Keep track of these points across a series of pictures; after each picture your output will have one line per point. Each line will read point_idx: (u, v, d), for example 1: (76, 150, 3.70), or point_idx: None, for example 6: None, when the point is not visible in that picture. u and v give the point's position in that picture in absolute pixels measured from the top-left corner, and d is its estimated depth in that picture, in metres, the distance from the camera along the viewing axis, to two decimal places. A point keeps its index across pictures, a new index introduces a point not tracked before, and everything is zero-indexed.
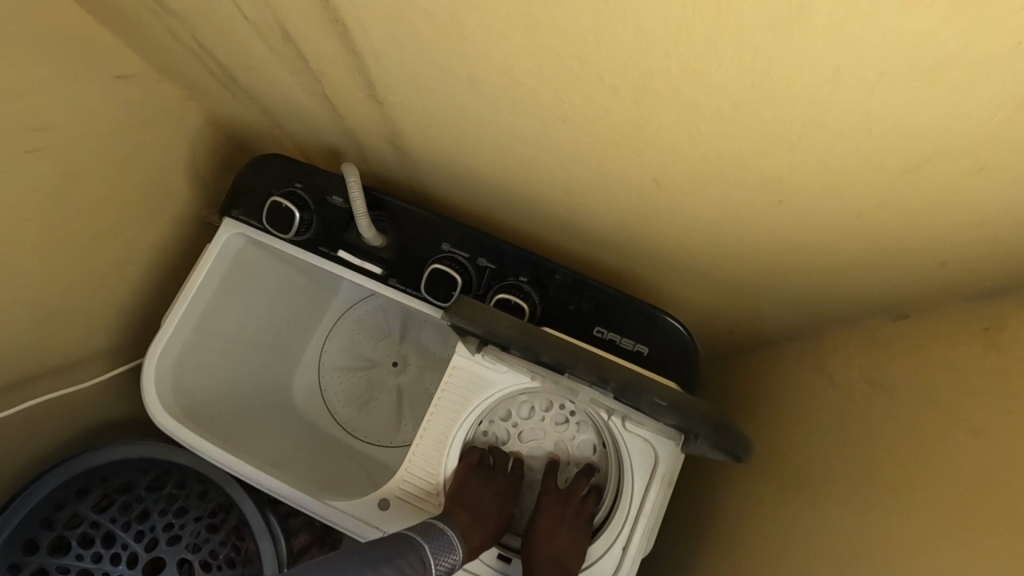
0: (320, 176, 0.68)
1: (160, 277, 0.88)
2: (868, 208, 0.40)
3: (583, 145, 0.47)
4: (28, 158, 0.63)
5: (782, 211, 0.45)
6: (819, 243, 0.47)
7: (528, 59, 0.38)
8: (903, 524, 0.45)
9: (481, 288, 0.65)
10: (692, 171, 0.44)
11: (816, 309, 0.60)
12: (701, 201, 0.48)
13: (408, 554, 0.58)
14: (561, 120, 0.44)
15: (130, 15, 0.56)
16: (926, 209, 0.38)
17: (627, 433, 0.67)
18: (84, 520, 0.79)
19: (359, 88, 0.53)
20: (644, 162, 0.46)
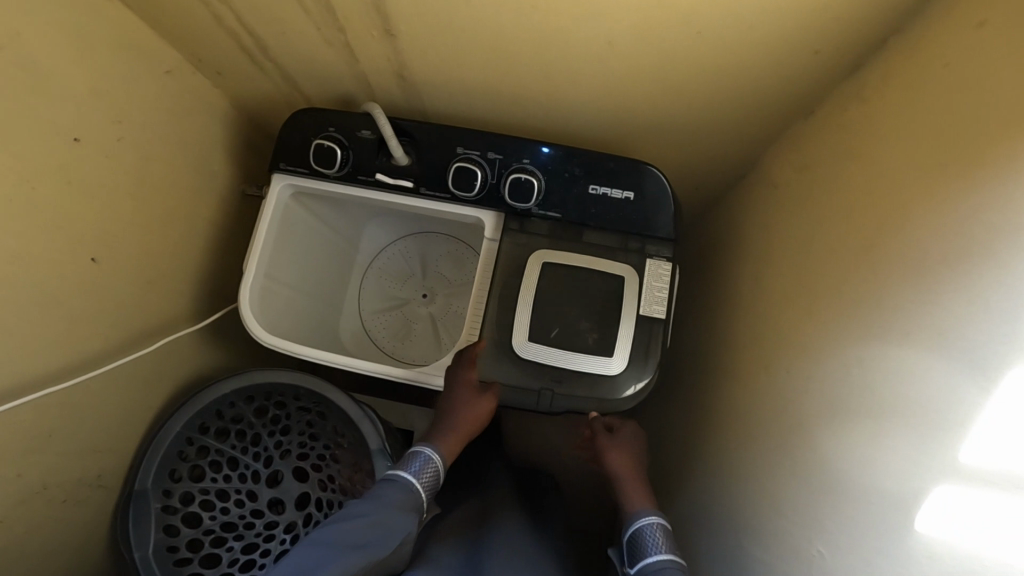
0: (347, 117, 0.85)
1: (224, 248, 1.03)
2: (758, 20, 0.58)
3: (553, 26, 0.63)
4: (120, 147, 0.77)
5: (702, 44, 0.62)
6: (734, 65, 0.65)
7: None
8: (825, 245, 0.64)
9: (495, 177, 0.83)
10: (634, 28, 0.61)
11: (751, 131, 0.78)
12: (648, 53, 0.65)
13: (418, 465, 0.71)
14: (534, 9, 0.61)
15: (182, 7, 0.71)
16: (793, 10, 0.56)
17: (612, 262, 0.84)
18: (211, 448, 0.96)
19: (376, 26, 0.68)
20: (598, 31, 0.63)
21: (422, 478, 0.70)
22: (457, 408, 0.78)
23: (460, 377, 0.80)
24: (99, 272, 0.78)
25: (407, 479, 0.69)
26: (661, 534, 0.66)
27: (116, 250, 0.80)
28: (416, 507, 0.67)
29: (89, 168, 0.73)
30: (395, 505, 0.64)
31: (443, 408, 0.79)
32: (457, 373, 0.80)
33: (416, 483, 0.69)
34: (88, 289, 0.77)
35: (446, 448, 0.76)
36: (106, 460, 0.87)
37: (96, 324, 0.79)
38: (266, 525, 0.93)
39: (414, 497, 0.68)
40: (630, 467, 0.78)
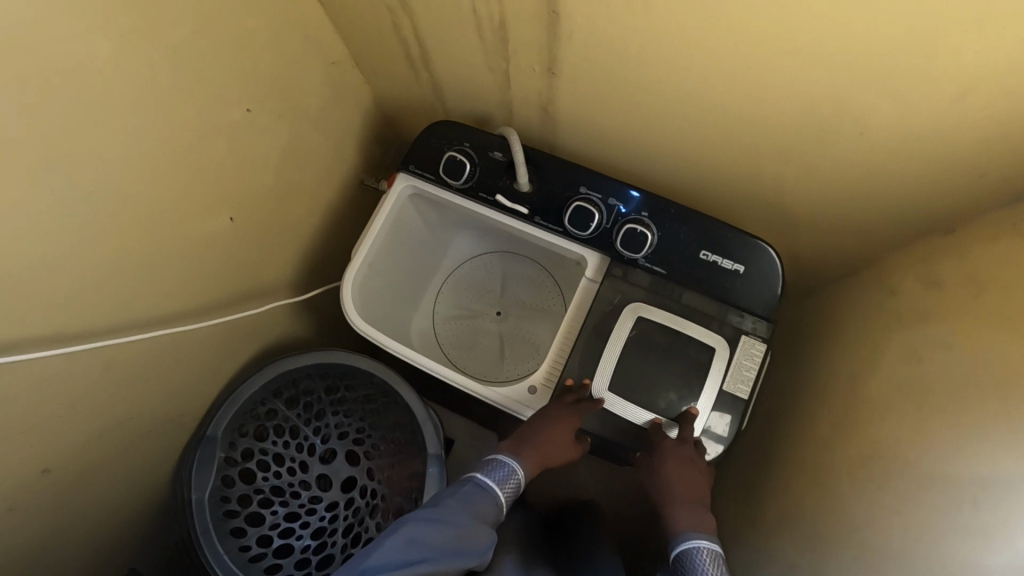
0: (483, 137, 0.89)
1: (333, 230, 1.09)
2: (927, 131, 0.58)
3: (716, 97, 0.65)
4: (278, 123, 0.84)
5: (860, 143, 0.63)
6: (887, 167, 0.65)
7: (691, 31, 0.57)
8: None
9: (610, 222, 0.85)
10: (798, 114, 0.62)
11: (879, 233, 0.77)
12: (802, 140, 0.66)
13: (500, 475, 0.72)
14: (703, 77, 0.63)
15: (368, 12, 0.77)
16: (968, 131, 0.56)
17: (707, 330, 0.83)
18: (278, 414, 1.01)
19: (541, 63, 0.72)
20: (761, 109, 0.64)
21: (504, 487, 0.71)
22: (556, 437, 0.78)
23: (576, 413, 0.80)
24: (232, 232, 0.84)
25: (490, 484, 0.70)
26: (710, 560, 0.63)
27: (250, 215, 0.86)
28: (496, 514, 0.68)
29: (250, 137, 0.80)
30: (477, 508, 0.65)
31: (537, 427, 0.78)
32: (558, 407, 0.80)
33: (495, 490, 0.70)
34: (219, 245, 0.83)
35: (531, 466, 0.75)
36: (189, 402, 0.92)
37: (216, 279, 0.85)
38: (311, 499, 0.99)
39: (495, 504, 0.68)
40: (690, 476, 0.75)
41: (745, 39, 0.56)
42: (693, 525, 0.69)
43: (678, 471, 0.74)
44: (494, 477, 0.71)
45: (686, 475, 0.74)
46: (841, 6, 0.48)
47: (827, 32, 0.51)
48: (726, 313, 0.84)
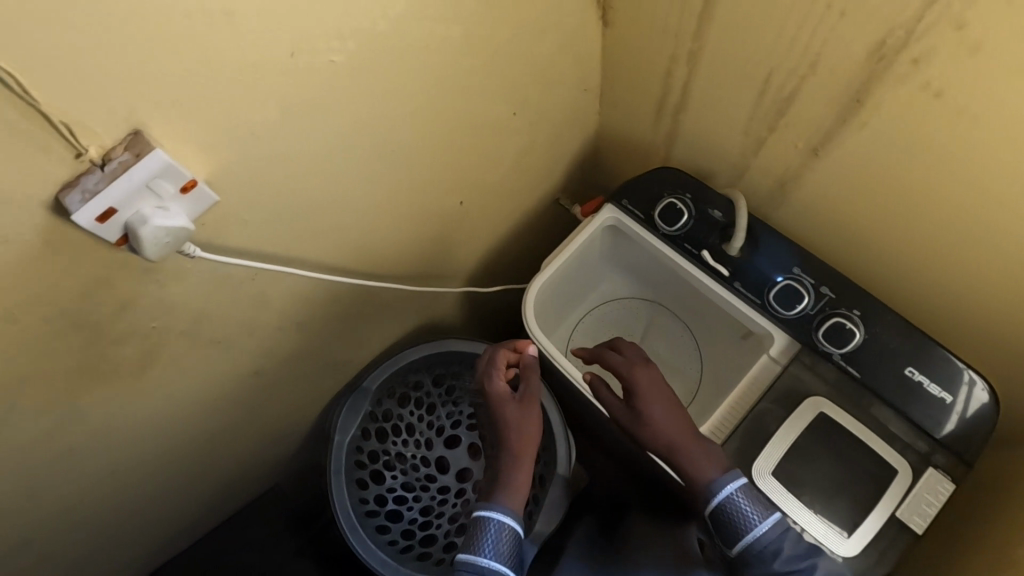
0: (706, 194, 0.91)
1: (517, 238, 1.14)
2: None
3: (998, 216, 0.64)
4: (527, 131, 0.90)
5: None
6: None
7: (1012, 149, 0.57)
8: None
9: (814, 310, 0.84)
10: None
11: None
12: None
13: (491, 541, 0.59)
14: (996, 196, 0.62)
15: (649, 56, 0.82)
16: None
17: (891, 449, 0.79)
18: (423, 388, 1.07)
19: (810, 142, 0.73)
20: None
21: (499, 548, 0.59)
22: (517, 458, 0.66)
23: (504, 415, 0.70)
24: (454, 216, 0.90)
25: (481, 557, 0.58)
26: (747, 498, 0.63)
27: (473, 204, 0.92)
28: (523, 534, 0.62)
29: (505, 138, 0.86)
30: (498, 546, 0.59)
31: (505, 421, 0.69)
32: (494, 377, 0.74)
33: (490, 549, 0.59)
34: (443, 224, 0.89)
35: (518, 479, 0.64)
36: (360, 355, 0.99)
37: (427, 253, 0.91)
38: (427, 475, 1.04)
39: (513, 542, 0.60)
40: (669, 422, 0.69)
41: None
42: (709, 467, 0.66)
43: (664, 417, 0.70)
44: (493, 531, 0.60)
45: (669, 416, 0.70)
46: None
47: None
48: (916, 438, 0.79)
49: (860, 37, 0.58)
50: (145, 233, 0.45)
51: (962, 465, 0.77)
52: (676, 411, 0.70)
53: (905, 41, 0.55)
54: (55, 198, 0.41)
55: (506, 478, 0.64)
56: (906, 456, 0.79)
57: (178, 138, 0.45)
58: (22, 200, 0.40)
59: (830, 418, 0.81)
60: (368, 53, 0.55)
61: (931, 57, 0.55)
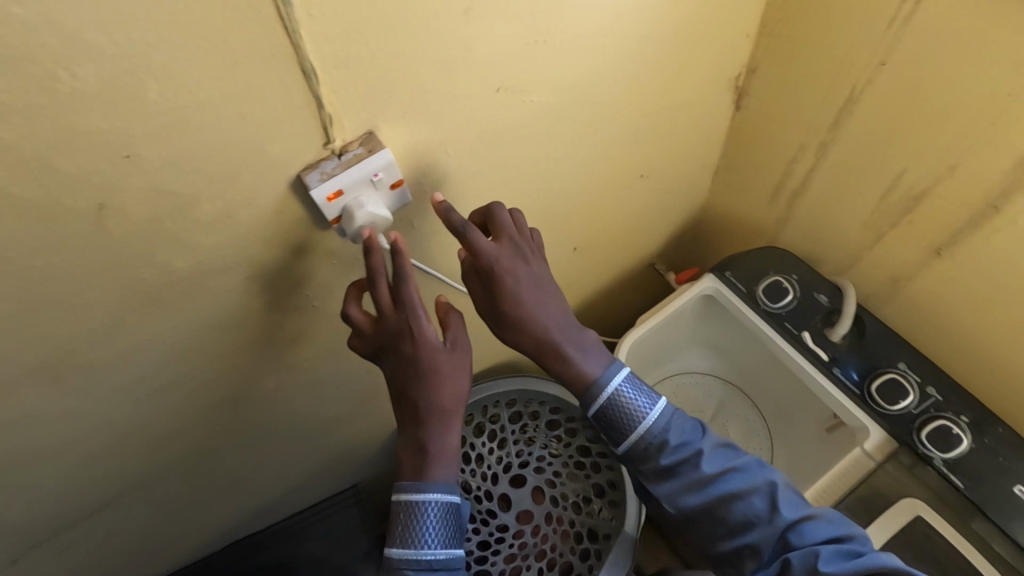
0: (812, 278, 0.93)
1: (611, 297, 1.18)
2: None
3: None
4: (646, 196, 0.96)
5: None
6: None
7: None
8: None
9: (918, 409, 0.83)
10: None
11: None
12: None
13: (434, 518, 0.57)
14: None
15: (777, 143, 0.88)
16: None
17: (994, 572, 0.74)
18: (500, 423, 1.10)
19: (934, 243, 0.75)
20: None
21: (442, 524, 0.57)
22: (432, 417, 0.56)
23: (419, 356, 0.55)
24: (566, 262, 0.96)
25: (422, 539, 0.56)
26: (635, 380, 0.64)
27: (585, 255, 0.98)
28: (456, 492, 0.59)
29: (627, 200, 0.93)
30: (432, 529, 0.57)
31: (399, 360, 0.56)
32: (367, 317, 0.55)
33: (431, 543, 0.56)
34: (555, 267, 0.95)
35: (447, 441, 0.57)
36: None
37: None
38: (488, 509, 1.04)
39: (449, 511, 0.58)
40: (547, 295, 0.60)
41: None
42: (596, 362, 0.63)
43: (525, 291, 0.59)
44: (431, 516, 0.57)
45: (551, 303, 0.61)
46: None
47: None
48: None
49: (1009, 146, 0.61)
50: (359, 215, 0.51)
51: None
52: (550, 292, 0.61)
53: None
54: (299, 175, 0.49)
55: (432, 446, 0.57)
56: None
57: (396, 142, 0.53)
58: (278, 172, 0.48)
59: (925, 525, 0.78)
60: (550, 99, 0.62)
61: None
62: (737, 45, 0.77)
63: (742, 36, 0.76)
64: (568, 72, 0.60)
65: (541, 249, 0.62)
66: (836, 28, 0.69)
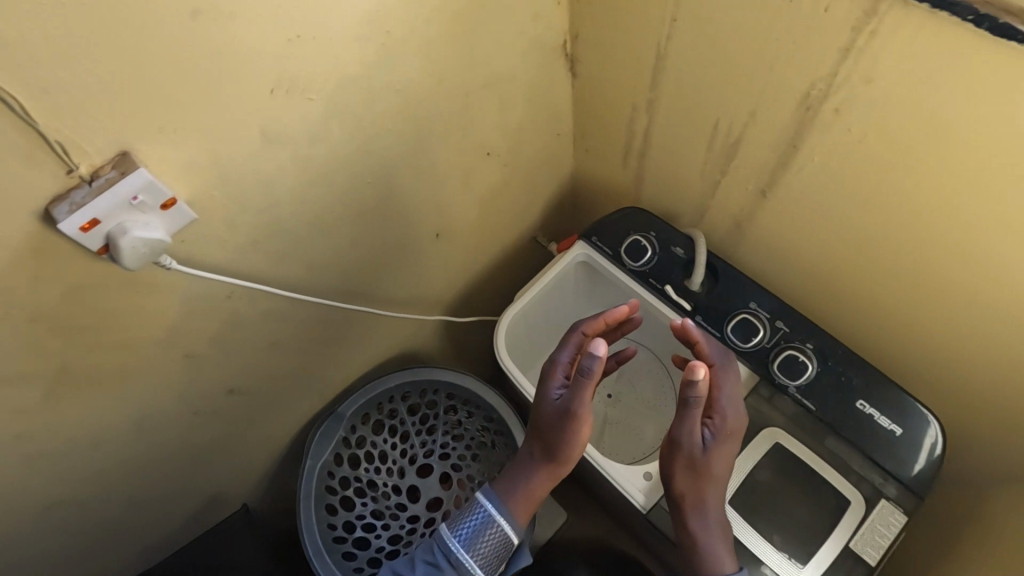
0: (668, 231, 0.96)
1: (497, 273, 1.19)
2: None
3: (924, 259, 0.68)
4: (501, 170, 0.96)
5: None
6: None
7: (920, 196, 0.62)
8: None
9: (771, 342, 0.87)
10: (991, 300, 0.65)
11: None
12: (1000, 323, 0.66)
13: (479, 537, 0.66)
14: (915, 237, 0.67)
15: (613, 104, 0.89)
16: None
17: (844, 481, 0.81)
18: (398, 416, 1.09)
19: (756, 185, 0.79)
20: (956, 281, 0.67)
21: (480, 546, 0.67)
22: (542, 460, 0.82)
23: (547, 423, 0.80)
24: (431, 248, 0.96)
25: None
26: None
27: (450, 238, 0.98)
28: None
29: (479, 178, 0.93)
30: None
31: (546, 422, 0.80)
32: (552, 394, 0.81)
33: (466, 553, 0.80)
34: (420, 254, 0.94)
35: (517, 474, 0.84)
36: (340, 378, 1.03)
37: (406, 280, 0.97)
38: (397, 503, 1.05)
39: None
40: (727, 460, 0.74)
41: (973, 214, 0.59)
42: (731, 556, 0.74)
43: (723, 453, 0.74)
44: None
45: (727, 455, 0.74)
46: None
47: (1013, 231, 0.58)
48: (869, 469, 0.80)
49: (788, 88, 0.63)
50: (124, 243, 0.51)
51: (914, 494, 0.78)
52: (727, 455, 0.74)
53: (823, 95, 0.61)
54: (45, 209, 0.47)
55: (512, 476, 0.83)
56: (862, 485, 0.80)
57: (159, 158, 0.51)
58: (15, 211, 0.45)
59: (784, 450, 0.84)
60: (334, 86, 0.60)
61: (851, 109, 0.59)
62: (549, 11, 0.77)
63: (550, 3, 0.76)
64: (343, 58, 0.58)
65: (733, 374, 0.79)
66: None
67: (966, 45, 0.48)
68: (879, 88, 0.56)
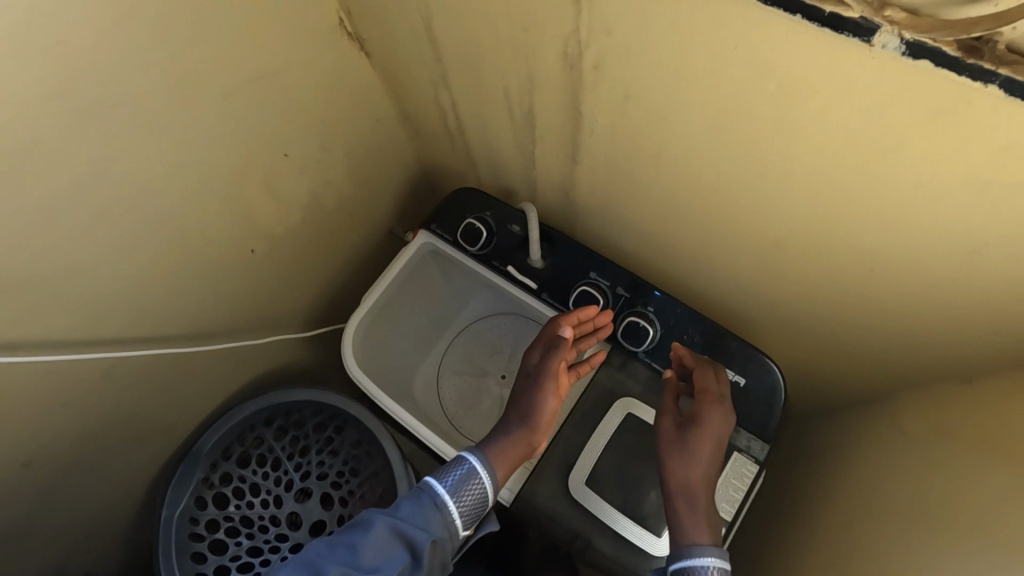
0: (504, 210, 0.91)
1: (355, 275, 1.12)
2: (916, 272, 0.57)
3: (719, 206, 0.65)
4: (315, 168, 0.88)
5: (862, 267, 0.61)
6: (895, 299, 0.62)
7: (692, 145, 0.59)
8: (921, 518, 0.57)
9: (615, 310, 0.84)
10: (789, 237, 0.63)
11: (880, 365, 0.74)
12: (805, 258, 0.65)
13: (456, 480, 0.68)
14: (706, 185, 0.63)
15: (414, 81, 0.82)
16: (949, 282, 0.55)
17: None
18: (264, 443, 1.01)
19: (564, 152, 0.74)
20: (757, 225, 0.64)
21: (458, 496, 0.67)
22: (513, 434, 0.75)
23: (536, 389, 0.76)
24: (252, 265, 0.88)
25: (441, 490, 0.67)
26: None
27: (274, 251, 0.90)
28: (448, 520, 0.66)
29: (286, 183, 0.85)
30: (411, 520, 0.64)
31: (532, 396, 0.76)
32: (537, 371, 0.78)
33: (450, 500, 0.66)
34: (238, 274, 0.86)
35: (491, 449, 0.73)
36: (186, 418, 0.95)
37: (230, 304, 0.88)
38: (276, 536, 0.95)
39: (445, 513, 0.66)
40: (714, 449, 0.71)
41: (743, 157, 0.56)
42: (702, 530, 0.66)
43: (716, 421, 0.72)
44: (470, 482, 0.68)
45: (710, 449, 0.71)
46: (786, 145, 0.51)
47: (779, 168, 0.55)
48: None
49: (547, 49, 0.58)
50: None
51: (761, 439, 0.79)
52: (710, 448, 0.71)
53: (577, 55, 0.56)
54: None
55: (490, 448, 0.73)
56: None
57: None
58: None
59: (636, 418, 0.82)
60: (4, 115, 0.51)
61: (604, 65, 0.55)
62: None
63: None
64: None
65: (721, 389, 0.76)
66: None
67: None
68: (621, 40, 0.51)
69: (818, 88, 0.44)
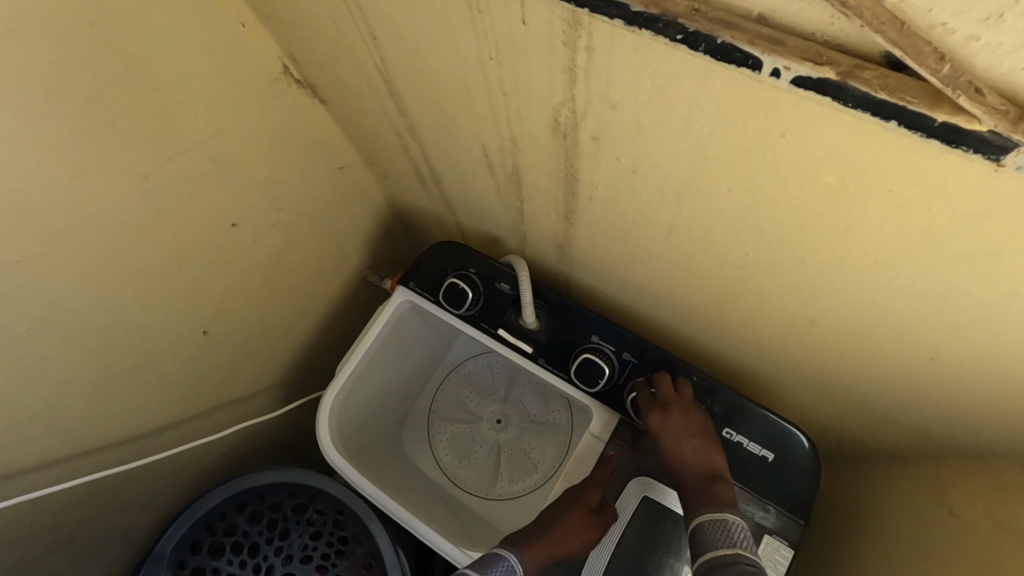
0: (491, 266, 0.81)
1: (328, 332, 1.00)
2: (960, 377, 0.47)
3: (736, 284, 0.55)
4: (271, 232, 0.76)
5: (905, 363, 0.50)
6: (932, 396, 0.52)
7: (709, 224, 0.48)
8: None
9: (622, 377, 0.76)
10: (815, 322, 0.53)
11: (907, 444, 0.65)
12: (840, 347, 0.55)
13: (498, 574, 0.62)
14: (723, 264, 0.53)
15: (377, 131, 0.71)
16: (1003, 394, 0.45)
17: None
18: (237, 530, 0.89)
19: (557, 211, 0.63)
20: (785, 309, 0.54)
21: None
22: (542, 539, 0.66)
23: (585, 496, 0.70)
24: (205, 347, 0.76)
25: None
26: (727, 530, 0.57)
27: (229, 328, 0.78)
28: None
29: (237, 254, 0.73)
30: None
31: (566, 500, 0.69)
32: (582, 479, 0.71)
33: None
34: (188, 360, 0.74)
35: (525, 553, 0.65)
36: (142, 517, 0.82)
37: (182, 395, 0.76)
38: None
39: None
40: (688, 438, 0.68)
41: (771, 247, 0.46)
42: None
43: (673, 424, 0.68)
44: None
45: (683, 440, 0.67)
46: (816, 237, 0.41)
47: (809, 258, 0.44)
48: (747, 501, 0.71)
49: (533, 114, 0.47)
50: None
51: (795, 519, 0.70)
52: (685, 439, 0.68)
53: (575, 123, 0.45)
54: None
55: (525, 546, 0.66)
56: (743, 520, 0.70)
57: None
58: None
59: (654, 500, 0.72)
60: None
61: (606, 136, 0.44)
62: (230, 43, 0.57)
63: (224, 31, 0.55)
64: None
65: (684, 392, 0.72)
66: (303, 4, 0.50)
67: (689, 68, 0.32)
68: (626, 115, 0.40)
69: (857, 183, 0.34)
